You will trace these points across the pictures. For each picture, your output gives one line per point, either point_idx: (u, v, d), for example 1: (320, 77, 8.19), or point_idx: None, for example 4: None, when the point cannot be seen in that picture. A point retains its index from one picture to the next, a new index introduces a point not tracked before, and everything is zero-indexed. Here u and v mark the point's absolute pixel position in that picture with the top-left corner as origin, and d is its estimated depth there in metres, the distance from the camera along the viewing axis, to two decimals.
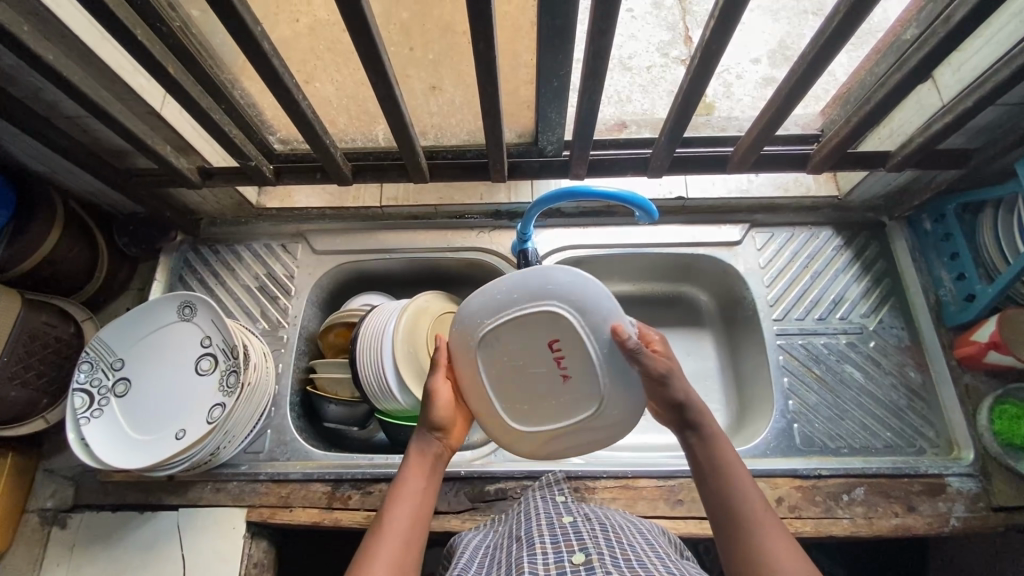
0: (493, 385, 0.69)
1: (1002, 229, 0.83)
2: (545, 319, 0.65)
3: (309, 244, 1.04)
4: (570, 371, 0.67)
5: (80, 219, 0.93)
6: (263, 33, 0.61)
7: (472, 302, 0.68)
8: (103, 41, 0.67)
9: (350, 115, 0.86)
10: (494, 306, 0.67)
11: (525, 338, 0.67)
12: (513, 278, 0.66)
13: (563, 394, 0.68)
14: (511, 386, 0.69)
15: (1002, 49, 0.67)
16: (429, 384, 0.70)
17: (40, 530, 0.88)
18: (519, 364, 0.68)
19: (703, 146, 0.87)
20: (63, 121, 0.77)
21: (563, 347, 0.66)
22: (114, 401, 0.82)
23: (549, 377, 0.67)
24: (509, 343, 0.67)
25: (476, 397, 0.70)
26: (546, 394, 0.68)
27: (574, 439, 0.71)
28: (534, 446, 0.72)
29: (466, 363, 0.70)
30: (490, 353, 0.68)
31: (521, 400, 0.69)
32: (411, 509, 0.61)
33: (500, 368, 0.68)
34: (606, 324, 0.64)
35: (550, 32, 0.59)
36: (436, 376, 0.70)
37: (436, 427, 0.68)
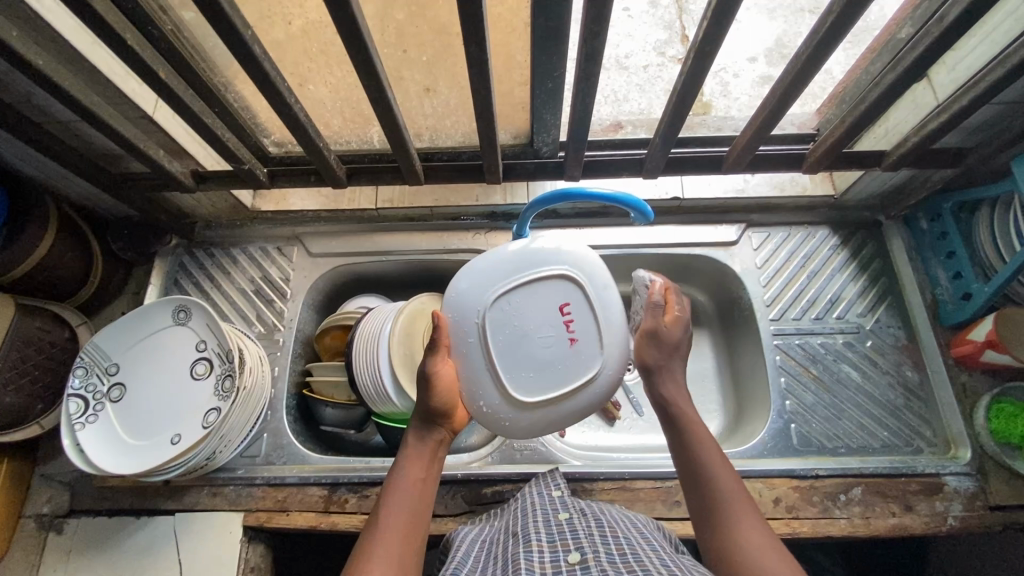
0: (498, 354, 0.68)
1: (998, 228, 0.82)
2: (551, 285, 0.69)
3: (304, 246, 1.04)
4: (578, 334, 0.69)
5: (74, 223, 0.93)
6: (255, 37, 0.60)
7: (479, 269, 0.69)
8: (94, 45, 0.67)
9: (344, 117, 0.85)
10: (504, 269, 0.69)
11: (534, 301, 0.69)
12: (516, 246, 0.70)
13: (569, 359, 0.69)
14: (516, 351, 0.68)
15: (996, 48, 0.67)
16: (432, 365, 0.67)
17: (36, 536, 0.88)
18: (527, 329, 0.68)
19: (699, 146, 0.87)
20: (55, 125, 0.76)
21: (572, 310, 0.69)
22: (109, 406, 0.82)
23: (555, 341, 0.69)
24: (518, 306, 0.68)
25: (480, 368, 0.69)
26: (551, 360, 0.69)
27: (572, 409, 0.71)
28: (532, 420, 0.71)
29: (473, 330, 0.68)
30: (498, 318, 0.68)
31: (526, 368, 0.69)
32: (408, 501, 0.61)
33: (506, 334, 0.68)
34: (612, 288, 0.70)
35: (544, 33, 0.59)
36: (437, 356, 0.67)
37: (440, 413, 0.67)
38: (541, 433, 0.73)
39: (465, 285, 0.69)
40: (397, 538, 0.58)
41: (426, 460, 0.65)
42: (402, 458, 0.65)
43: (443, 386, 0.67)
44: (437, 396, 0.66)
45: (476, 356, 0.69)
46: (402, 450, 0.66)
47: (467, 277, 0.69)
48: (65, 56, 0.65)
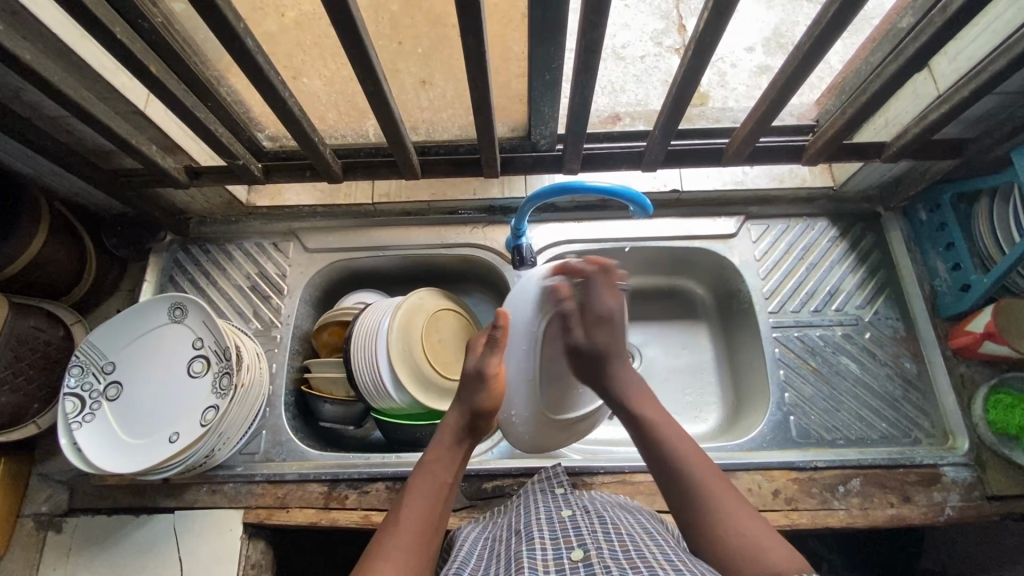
0: (542, 370, 0.74)
1: (998, 219, 0.82)
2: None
3: (300, 242, 1.03)
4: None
5: (66, 220, 0.91)
6: (247, 30, 0.59)
7: (541, 282, 0.73)
8: (82, 39, 0.65)
9: (339, 111, 0.84)
10: (547, 291, 0.72)
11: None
12: (571, 268, 0.74)
13: (586, 384, 0.77)
14: (554, 370, 0.74)
15: (998, 37, 0.66)
16: (489, 364, 0.72)
17: (35, 535, 0.87)
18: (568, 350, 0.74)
19: (698, 138, 0.86)
20: (45, 121, 0.75)
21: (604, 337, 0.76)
22: (105, 405, 0.81)
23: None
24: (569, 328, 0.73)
25: (522, 382, 0.74)
26: (575, 382, 0.76)
27: (572, 428, 0.81)
28: (544, 435, 0.79)
29: (527, 342, 0.73)
30: (552, 336, 0.73)
31: (557, 389, 0.75)
32: (427, 500, 0.64)
33: (552, 354, 0.74)
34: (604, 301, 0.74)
35: (542, 24, 0.58)
36: (495, 355, 0.72)
37: (480, 416, 0.72)
38: (548, 448, 0.81)
39: (524, 298, 0.74)
40: (416, 530, 0.61)
41: (454, 460, 0.69)
42: (427, 458, 0.69)
43: (492, 386, 0.72)
44: (484, 398, 0.71)
45: (524, 370, 0.74)
46: (426, 452, 0.70)
47: (530, 287, 0.73)
48: (53, 50, 0.64)
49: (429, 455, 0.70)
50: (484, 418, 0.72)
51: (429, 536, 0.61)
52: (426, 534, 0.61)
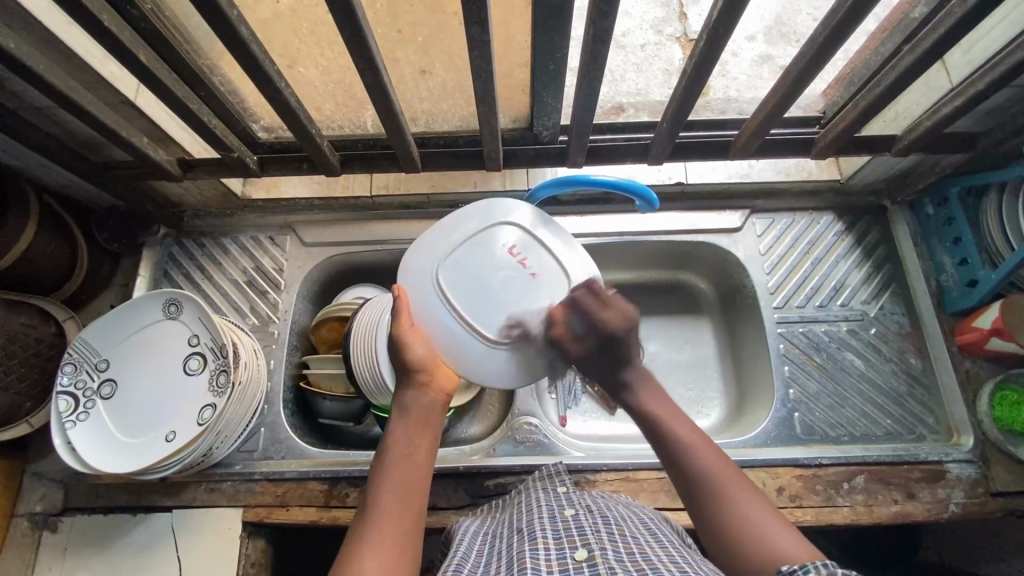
0: (461, 305, 0.64)
1: (1007, 213, 0.81)
2: (493, 233, 0.67)
3: (297, 235, 1.00)
4: (537, 269, 0.65)
5: (56, 215, 0.89)
6: (241, 18, 0.57)
7: (419, 254, 0.67)
8: (67, 26, 0.63)
9: (336, 101, 0.82)
10: (435, 248, 0.67)
11: (483, 249, 0.66)
12: (443, 219, 0.69)
13: (530, 299, 0.64)
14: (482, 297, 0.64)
15: (1016, 29, 0.64)
16: (393, 329, 0.65)
17: (29, 535, 0.86)
18: (485, 275, 0.65)
19: (705, 130, 0.84)
20: (32, 112, 0.72)
21: (524, 250, 0.66)
22: (99, 404, 0.80)
23: (519, 281, 0.65)
24: (467, 261, 0.65)
25: (452, 330, 0.64)
26: (520, 299, 0.64)
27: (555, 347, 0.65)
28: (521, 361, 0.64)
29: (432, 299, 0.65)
30: (457, 267, 0.65)
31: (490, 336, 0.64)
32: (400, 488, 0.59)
33: (466, 286, 0.64)
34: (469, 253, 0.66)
35: (547, 12, 0.56)
36: (395, 317, 0.65)
37: (418, 369, 0.64)
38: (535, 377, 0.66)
39: (412, 270, 0.67)
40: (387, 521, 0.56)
41: (416, 434, 0.63)
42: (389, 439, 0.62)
43: (410, 347, 0.64)
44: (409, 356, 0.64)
45: (446, 318, 0.64)
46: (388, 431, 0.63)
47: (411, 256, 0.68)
48: (39, 38, 0.62)
49: (387, 437, 0.63)
50: (426, 374, 0.65)
51: (402, 523, 0.56)
52: (399, 522, 0.56)
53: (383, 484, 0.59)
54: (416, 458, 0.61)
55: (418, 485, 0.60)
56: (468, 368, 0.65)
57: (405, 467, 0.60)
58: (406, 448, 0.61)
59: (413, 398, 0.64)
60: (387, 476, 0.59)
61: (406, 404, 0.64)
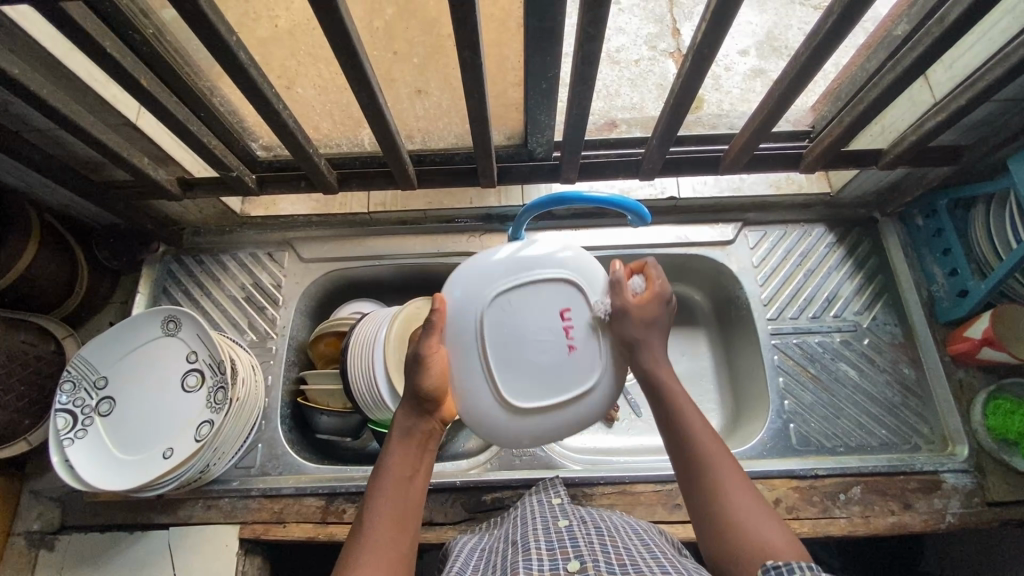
0: (493, 352, 0.63)
1: (994, 225, 0.82)
2: (550, 289, 0.63)
3: (296, 252, 1.02)
4: (577, 343, 0.63)
5: (58, 233, 0.91)
6: (240, 43, 0.58)
7: (475, 275, 0.64)
8: (70, 52, 0.64)
9: (334, 120, 0.83)
10: (489, 276, 0.63)
11: (535, 302, 0.63)
12: (510, 250, 0.65)
13: (559, 367, 0.63)
14: (513, 351, 0.63)
15: (996, 46, 0.66)
16: (423, 346, 0.61)
17: (26, 553, 0.86)
18: (525, 332, 0.63)
19: (695, 145, 0.86)
20: (35, 134, 0.74)
21: (572, 317, 0.63)
22: (98, 420, 0.80)
23: (555, 347, 0.63)
24: (516, 312, 0.62)
25: (475, 369, 0.63)
26: (548, 365, 0.63)
27: (567, 420, 0.65)
28: (523, 424, 0.65)
29: (467, 332, 0.63)
30: (508, 315, 0.63)
31: (508, 386, 0.63)
32: (393, 508, 0.56)
33: (503, 336, 0.63)
34: (518, 299, 0.63)
35: (538, 34, 0.57)
36: (431, 335, 0.62)
37: (431, 397, 0.62)
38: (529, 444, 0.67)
39: (464, 286, 0.64)
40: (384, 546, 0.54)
41: (414, 454, 0.61)
42: (388, 455, 0.60)
43: (435, 369, 0.62)
44: (425, 382, 0.61)
45: (474, 361, 0.63)
46: (386, 448, 0.61)
47: (464, 271, 0.65)
48: (43, 63, 0.63)
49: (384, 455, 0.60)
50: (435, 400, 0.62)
51: (398, 545, 0.55)
52: (396, 546, 0.54)
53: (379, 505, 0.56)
54: (415, 477, 0.59)
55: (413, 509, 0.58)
56: (471, 410, 0.65)
57: (404, 487, 0.58)
58: (406, 468, 0.59)
59: (416, 420, 0.62)
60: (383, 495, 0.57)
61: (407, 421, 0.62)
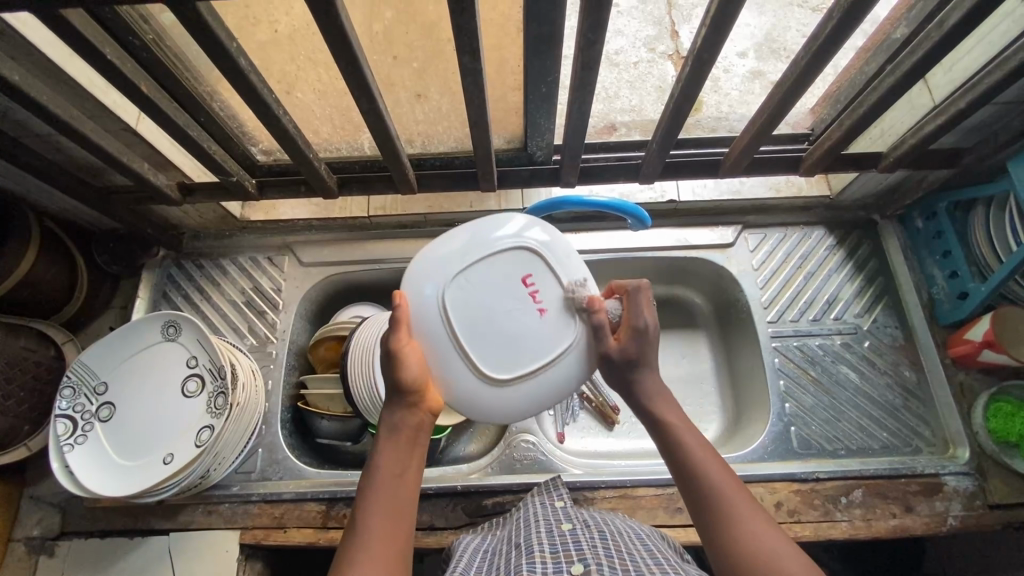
0: (465, 332, 0.62)
1: (994, 227, 0.82)
2: (509, 261, 0.64)
3: (296, 256, 1.02)
4: (546, 303, 0.64)
5: (57, 238, 0.90)
6: (240, 49, 0.58)
7: (431, 258, 0.64)
8: (70, 57, 0.64)
9: (334, 124, 0.84)
10: (446, 256, 0.64)
11: (496, 275, 0.64)
12: (465, 227, 0.66)
13: (536, 330, 0.64)
14: (484, 326, 0.63)
15: (996, 49, 0.66)
16: (392, 341, 0.60)
17: (26, 560, 0.86)
18: (492, 305, 0.63)
19: (696, 148, 0.86)
20: (35, 139, 0.74)
21: (535, 280, 0.64)
22: (98, 426, 0.80)
23: (525, 314, 0.64)
24: (479, 285, 0.63)
25: (450, 352, 0.63)
26: (522, 333, 0.63)
27: (550, 387, 0.66)
28: (507, 398, 0.64)
29: (437, 316, 0.62)
30: (470, 291, 0.63)
31: (490, 361, 0.63)
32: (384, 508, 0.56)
33: (472, 315, 0.63)
34: (482, 274, 0.63)
35: (538, 39, 0.57)
36: (397, 329, 0.61)
37: (411, 390, 0.61)
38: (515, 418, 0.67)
39: (424, 271, 0.63)
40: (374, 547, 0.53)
41: (403, 453, 0.60)
42: (377, 456, 0.60)
43: (409, 359, 0.61)
44: (402, 375, 0.60)
45: (448, 342, 0.62)
46: (374, 449, 0.60)
47: (421, 259, 0.65)
48: (43, 69, 0.63)
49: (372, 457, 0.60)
50: (417, 393, 0.61)
51: (389, 546, 0.54)
52: (387, 547, 0.54)
53: (368, 508, 0.56)
54: (403, 476, 0.59)
55: (404, 506, 0.57)
56: (456, 393, 0.64)
57: (392, 487, 0.58)
58: (394, 466, 0.59)
59: (401, 416, 0.61)
60: (373, 496, 0.57)
61: (392, 421, 0.61)
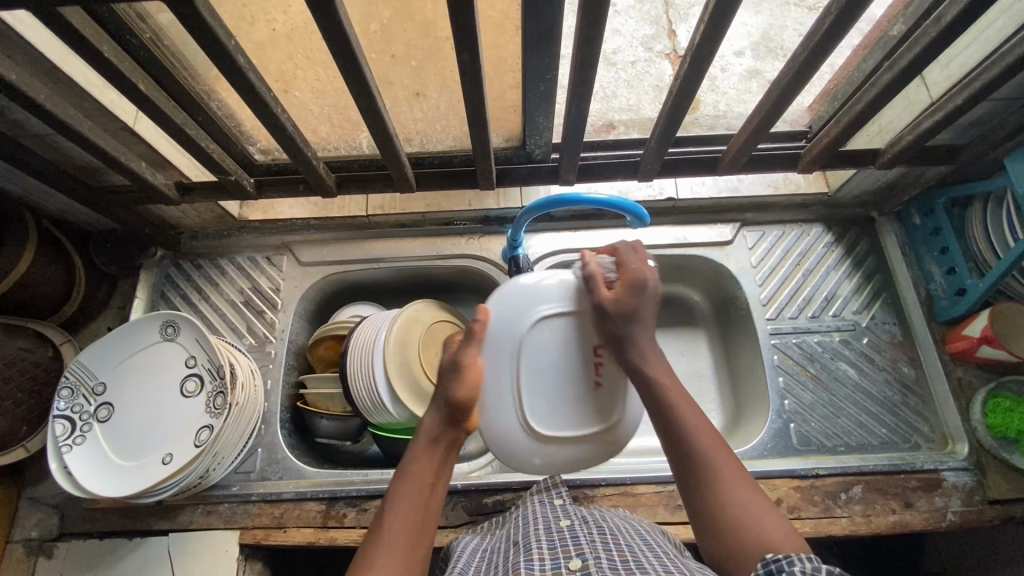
0: (526, 378, 0.64)
1: (992, 224, 0.82)
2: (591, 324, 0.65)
3: (294, 255, 1.01)
4: (604, 380, 0.65)
5: (55, 239, 0.90)
6: (238, 47, 0.58)
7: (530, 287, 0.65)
8: (67, 56, 0.64)
9: (332, 123, 0.84)
10: (541, 292, 0.65)
11: (574, 333, 0.65)
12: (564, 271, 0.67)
13: (584, 399, 0.65)
14: (545, 377, 0.65)
15: (992, 46, 0.67)
16: (462, 353, 0.62)
17: (24, 561, 0.85)
18: (558, 361, 0.65)
19: (693, 146, 0.87)
20: (31, 139, 0.74)
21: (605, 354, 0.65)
22: (96, 427, 0.80)
23: (581, 380, 0.65)
24: (547, 339, 0.64)
25: (505, 388, 0.65)
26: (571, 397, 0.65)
27: (579, 449, 0.67)
28: (537, 452, 0.66)
29: (508, 350, 0.65)
30: (548, 339, 0.65)
31: (536, 407, 0.65)
32: (412, 510, 0.57)
33: (538, 363, 0.65)
34: (563, 326, 0.65)
35: (536, 36, 0.57)
36: (471, 344, 0.62)
37: (462, 405, 0.62)
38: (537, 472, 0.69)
39: (514, 296, 0.65)
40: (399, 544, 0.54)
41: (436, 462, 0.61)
42: (412, 461, 0.61)
43: (469, 377, 0.62)
44: (457, 390, 0.61)
45: (510, 374, 0.65)
46: (409, 453, 0.62)
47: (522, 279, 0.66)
48: (40, 68, 0.63)
49: (406, 461, 0.62)
50: (464, 410, 0.62)
51: (415, 547, 0.55)
52: (411, 549, 0.55)
53: (396, 511, 0.57)
54: (436, 485, 0.60)
55: (430, 515, 0.58)
56: (493, 429, 0.66)
57: (425, 493, 0.59)
58: (427, 475, 0.60)
59: (441, 431, 0.62)
60: (403, 499, 0.58)
61: (432, 428, 0.63)
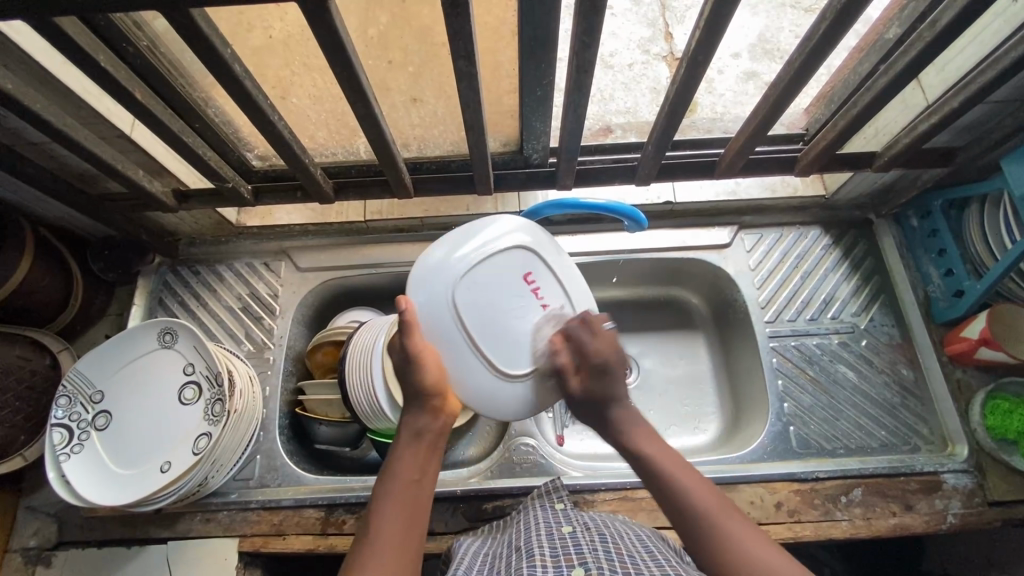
0: (477, 334, 0.68)
1: (989, 226, 0.83)
2: (505, 261, 0.70)
3: (292, 261, 1.01)
4: (546, 297, 0.71)
5: (52, 246, 0.90)
6: (235, 55, 0.58)
7: (437, 264, 0.69)
8: (63, 65, 0.64)
9: (329, 129, 0.84)
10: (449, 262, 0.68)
11: (494, 277, 0.69)
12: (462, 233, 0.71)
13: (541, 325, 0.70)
14: (490, 324, 0.68)
15: (988, 49, 0.67)
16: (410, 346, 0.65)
17: (23, 570, 0.85)
18: (496, 302, 0.69)
19: (690, 150, 0.87)
20: (28, 147, 0.74)
21: (535, 278, 0.71)
22: (94, 435, 0.79)
23: (527, 309, 0.70)
24: (476, 293, 0.68)
25: (465, 356, 0.68)
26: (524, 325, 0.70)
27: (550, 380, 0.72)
28: (523, 391, 0.70)
29: (449, 322, 0.68)
30: (469, 303, 0.68)
31: (497, 354, 0.68)
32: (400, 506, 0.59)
33: (479, 317, 0.68)
34: (481, 274, 0.69)
35: (533, 42, 0.57)
36: (412, 336, 0.65)
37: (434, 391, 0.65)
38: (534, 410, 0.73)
39: (427, 279, 0.68)
40: (392, 541, 0.56)
41: (420, 457, 0.63)
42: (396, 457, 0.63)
43: (429, 364, 0.65)
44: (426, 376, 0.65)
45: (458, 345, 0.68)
46: (393, 449, 0.64)
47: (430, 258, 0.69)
48: (35, 77, 0.63)
49: (391, 458, 0.63)
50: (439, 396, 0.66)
51: (408, 539, 0.57)
52: (405, 542, 0.57)
53: (386, 507, 0.59)
54: (421, 480, 0.62)
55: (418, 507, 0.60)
56: (471, 390, 0.69)
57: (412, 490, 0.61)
58: (412, 469, 0.62)
59: (424, 422, 0.65)
60: (389, 497, 0.60)
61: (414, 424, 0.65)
